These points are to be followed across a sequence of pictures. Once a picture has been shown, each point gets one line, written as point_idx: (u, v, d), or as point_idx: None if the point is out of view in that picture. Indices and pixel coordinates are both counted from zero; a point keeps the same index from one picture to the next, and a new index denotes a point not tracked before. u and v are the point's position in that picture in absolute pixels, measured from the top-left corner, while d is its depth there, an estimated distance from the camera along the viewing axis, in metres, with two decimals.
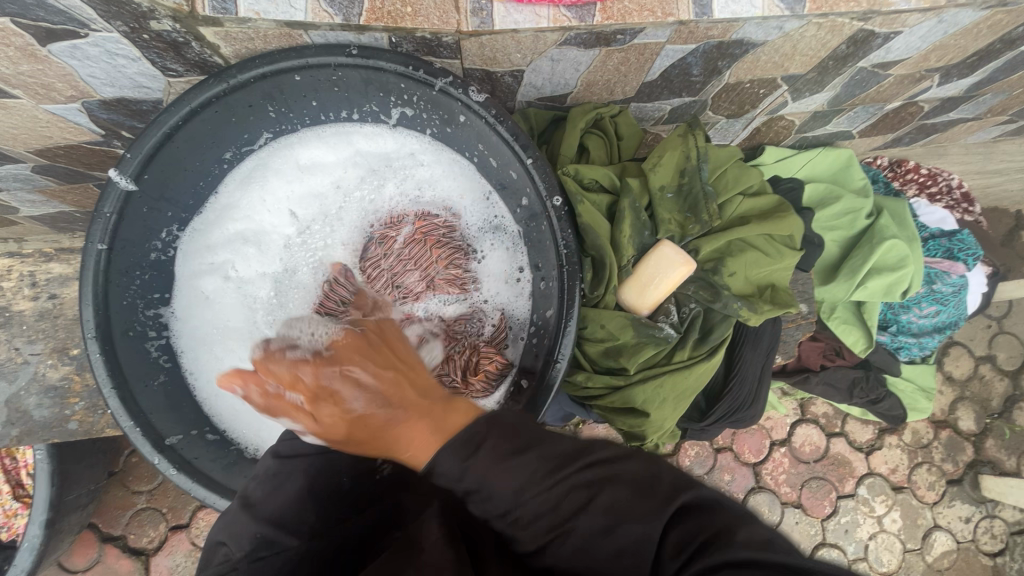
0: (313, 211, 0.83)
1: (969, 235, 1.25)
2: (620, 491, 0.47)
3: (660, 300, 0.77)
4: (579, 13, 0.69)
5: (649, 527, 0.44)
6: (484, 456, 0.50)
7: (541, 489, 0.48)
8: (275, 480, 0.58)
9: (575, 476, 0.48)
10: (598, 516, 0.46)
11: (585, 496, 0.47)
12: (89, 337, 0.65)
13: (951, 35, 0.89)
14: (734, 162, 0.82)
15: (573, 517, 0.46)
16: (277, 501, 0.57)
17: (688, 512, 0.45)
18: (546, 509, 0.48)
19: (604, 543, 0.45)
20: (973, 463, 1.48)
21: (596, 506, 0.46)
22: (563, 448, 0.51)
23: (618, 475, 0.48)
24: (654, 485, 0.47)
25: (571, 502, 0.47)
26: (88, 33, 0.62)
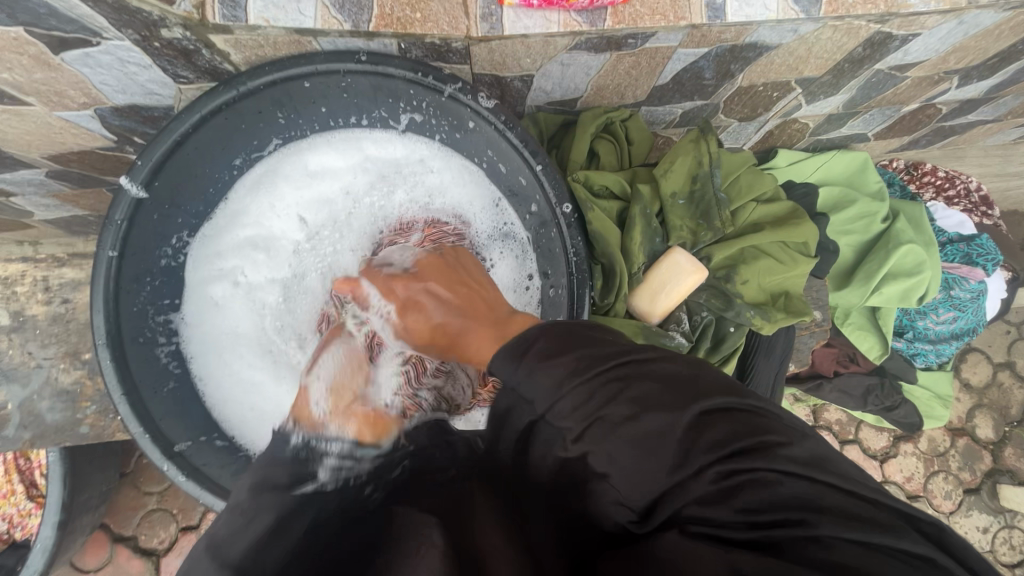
0: (323, 217, 0.83)
1: (988, 240, 1.22)
2: (651, 386, 0.44)
3: (671, 308, 0.76)
4: (589, 18, 0.69)
5: (677, 422, 0.41)
6: (525, 365, 0.49)
7: (575, 381, 0.46)
8: (243, 519, 0.50)
9: (607, 371, 0.46)
10: (626, 405, 0.43)
11: (616, 388, 0.45)
12: (101, 344, 0.66)
13: (971, 37, 0.87)
14: (746, 168, 0.81)
15: (607, 408, 0.44)
16: (246, 540, 0.49)
17: (722, 413, 0.42)
18: (582, 398, 0.45)
19: (630, 432, 0.43)
20: (990, 472, 1.44)
21: (634, 393, 0.44)
22: (602, 350, 0.47)
23: (659, 367, 0.45)
24: (690, 383, 0.44)
25: (602, 395, 0.45)
26: (100, 41, 0.62)
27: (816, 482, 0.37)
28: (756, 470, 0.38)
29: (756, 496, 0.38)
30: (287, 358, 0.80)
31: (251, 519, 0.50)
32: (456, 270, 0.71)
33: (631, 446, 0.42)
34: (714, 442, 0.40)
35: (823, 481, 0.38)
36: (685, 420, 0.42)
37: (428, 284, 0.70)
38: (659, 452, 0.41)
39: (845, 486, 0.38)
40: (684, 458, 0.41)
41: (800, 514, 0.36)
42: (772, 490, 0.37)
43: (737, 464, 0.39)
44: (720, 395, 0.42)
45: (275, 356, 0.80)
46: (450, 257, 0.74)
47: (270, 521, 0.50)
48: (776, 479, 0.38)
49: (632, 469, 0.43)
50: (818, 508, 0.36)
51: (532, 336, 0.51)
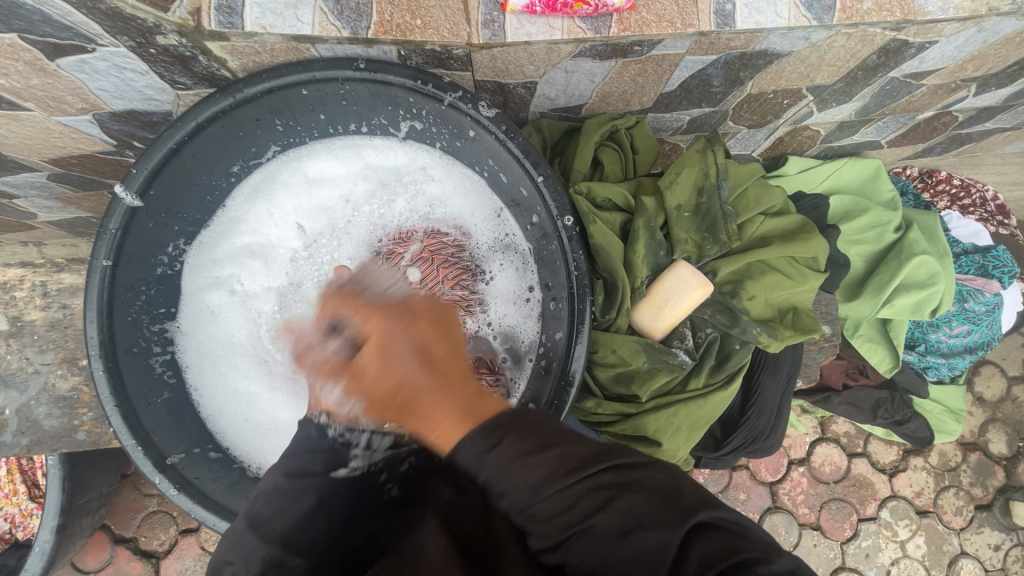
0: (321, 225, 0.82)
1: (1004, 251, 1.20)
2: (640, 498, 0.43)
3: (675, 323, 0.75)
4: (594, 25, 0.67)
5: (661, 545, 0.40)
6: (501, 451, 0.45)
7: (556, 486, 0.44)
8: (283, 500, 0.56)
9: (595, 477, 0.44)
10: (614, 516, 0.42)
11: (604, 496, 0.43)
12: (94, 355, 0.65)
13: (990, 44, 0.84)
14: (755, 180, 0.79)
15: (597, 516, 0.42)
16: (289, 518, 0.56)
17: (710, 531, 0.41)
18: (564, 502, 0.44)
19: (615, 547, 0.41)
20: (1003, 488, 1.41)
21: (638, 496, 0.43)
22: (587, 454, 0.46)
23: (641, 486, 0.44)
24: (677, 496, 0.43)
25: (585, 506, 0.43)
26: (95, 48, 0.61)
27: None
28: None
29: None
30: (281, 370, 0.79)
31: (295, 500, 0.57)
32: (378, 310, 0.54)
33: (619, 574, 0.41)
34: (703, 560, 0.39)
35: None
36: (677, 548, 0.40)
37: (411, 330, 0.51)
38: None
39: None
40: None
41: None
42: None
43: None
44: (715, 508, 0.42)
45: (269, 367, 0.79)
46: (452, 307, 0.57)
47: (314, 504, 0.58)
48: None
49: (617, 563, 0.41)
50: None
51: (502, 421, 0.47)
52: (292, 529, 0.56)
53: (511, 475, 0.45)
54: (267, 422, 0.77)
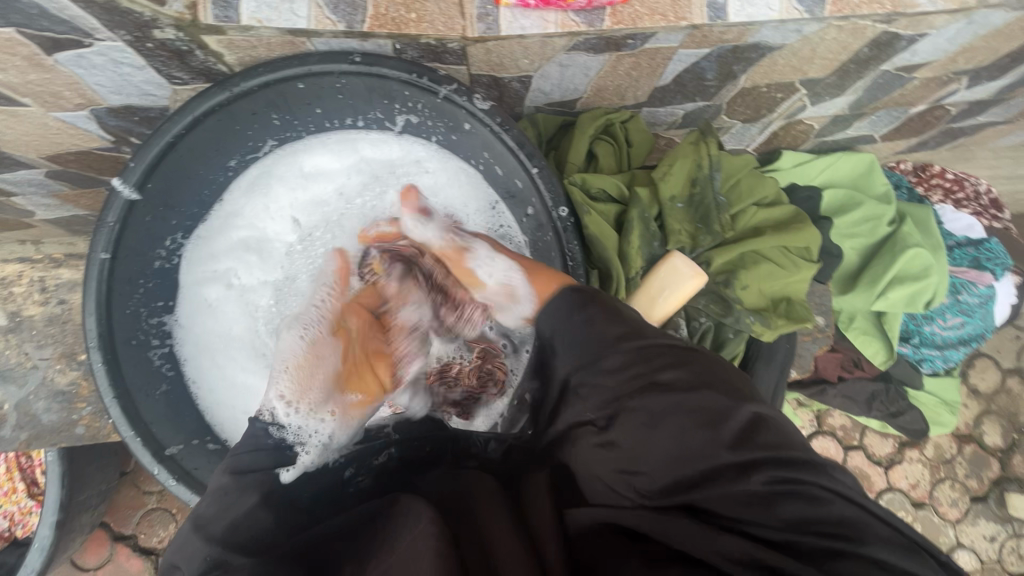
0: (315, 218, 0.83)
1: (996, 244, 1.22)
2: (682, 373, 0.51)
3: (670, 313, 0.73)
4: (588, 18, 0.67)
5: (711, 407, 0.49)
6: (591, 314, 0.56)
7: (624, 354, 0.53)
8: (227, 497, 0.54)
9: (661, 348, 0.53)
10: (670, 381, 0.51)
11: (675, 362, 0.52)
12: (92, 346, 0.66)
13: (980, 37, 0.86)
14: (748, 171, 0.80)
15: (659, 374, 0.51)
16: (232, 516, 0.53)
17: (760, 421, 0.49)
18: (630, 366, 0.53)
19: (671, 404, 0.50)
20: (998, 480, 1.42)
21: (682, 372, 0.51)
22: (660, 333, 0.55)
23: (697, 363, 0.53)
24: (721, 380, 0.51)
25: (660, 363, 0.52)
26: (92, 42, 0.62)
27: (833, 491, 0.45)
28: (801, 483, 0.45)
29: (799, 505, 0.45)
30: None
31: (239, 497, 0.54)
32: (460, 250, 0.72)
33: (674, 432, 0.49)
34: (764, 445, 0.47)
35: (848, 497, 0.45)
36: (736, 414, 0.49)
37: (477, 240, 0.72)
38: (708, 436, 0.48)
39: (854, 502, 0.45)
40: (736, 445, 0.47)
41: (834, 502, 0.44)
42: (819, 506, 0.44)
43: (781, 471, 0.46)
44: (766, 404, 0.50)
45: (267, 360, 0.80)
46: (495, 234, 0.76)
47: (257, 501, 0.54)
48: (820, 496, 0.45)
49: (666, 436, 0.49)
50: (847, 525, 0.43)
51: (586, 295, 0.58)
52: (236, 524, 0.52)
53: (582, 344, 0.55)
54: None
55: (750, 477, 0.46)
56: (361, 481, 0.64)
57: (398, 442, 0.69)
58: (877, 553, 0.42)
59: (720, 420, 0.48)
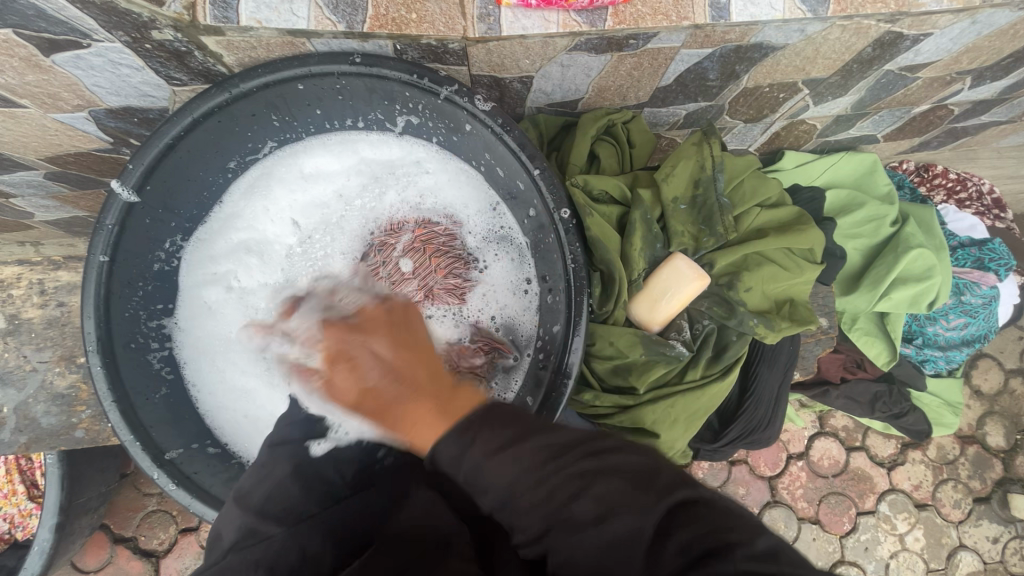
0: (315, 220, 0.82)
1: (1000, 244, 1.19)
2: (596, 492, 0.41)
3: (672, 315, 0.75)
4: (589, 18, 0.67)
5: (626, 523, 0.39)
6: (475, 450, 0.44)
7: (532, 477, 0.42)
8: (268, 472, 0.61)
9: (569, 467, 0.43)
10: (587, 505, 0.41)
11: (582, 483, 0.42)
12: (91, 350, 0.65)
13: (984, 36, 0.85)
14: (752, 172, 0.79)
15: (568, 503, 0.41)
16: (270, 489, 0.59)
17: (686, 518, 0.40)
18: (535, 489, 0.42)
19: (588, 537, 0.40)
20: (1001, 481, 1.41)
21: (591, 492, 0.41)
22: (562, 440, 0.44)
23: (606, 470, 0.42)
24: (649, 480, 0.42)
25: (564, 491, 0.42)
26: (91, 43, 0.61)
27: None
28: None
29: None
30: None
31: (280, 479, 0.60)
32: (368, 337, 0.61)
33: (587, 560, 0.40)
34: (681, 550, 0.38)
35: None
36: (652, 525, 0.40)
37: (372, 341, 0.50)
38: (626, 565, 0.39)
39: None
40: (653, 565, 0.38)
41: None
42: None
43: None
44: (681, 489, 0.41)
45: None
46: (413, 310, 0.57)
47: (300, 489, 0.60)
48: None
49: (582, 565, 0.40)
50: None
51: (476, 417, 0.45)
52: (273, 501, 0.58)
53: (480, 468, 0.43)
54: (266, 418, 0.77)
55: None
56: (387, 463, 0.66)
57: None
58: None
59: (637, 542, 0.39)
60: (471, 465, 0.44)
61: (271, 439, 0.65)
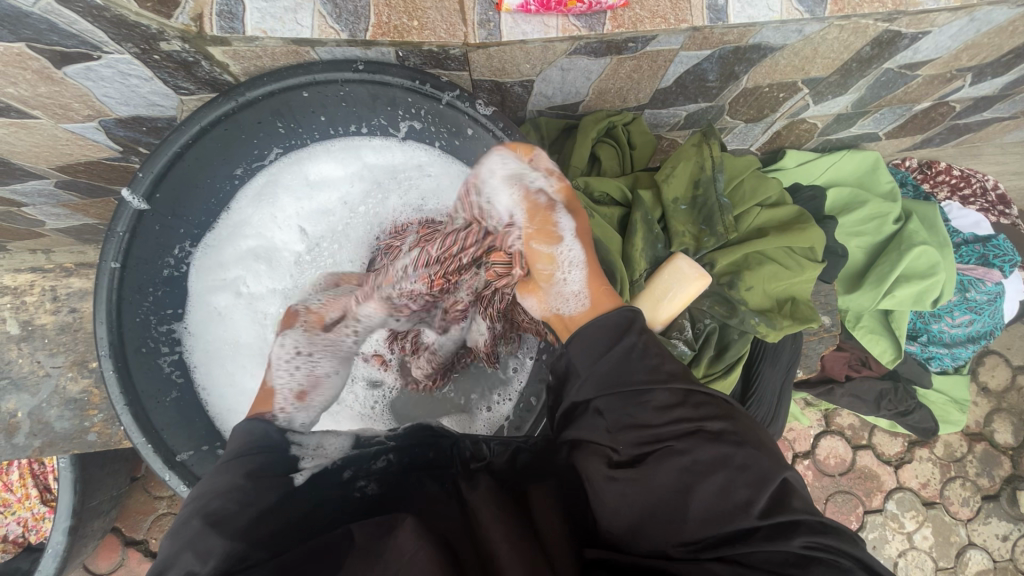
0: (322, 228, 0.85)
1: (1004, 241, 1.20)
2: (741, 426, 0.48)
3: (675, 314, 0.73)
4: (588, 22, 0.68)
5: (759, 462, 0.46)
6: (636, 344, 0.53)
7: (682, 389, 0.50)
8: (244, 496, 0.50)
9: (699, 411, 0.49)
10: (726, 432, 0.47)
11: (721, 412, 0.49)
12: (103, 354, 0.67)
13: (984, 33, 0.85)
14: (751, 172, 0.80)
15: (706, 422, 0.48)
16: (250, 514, 0.49)
17: (794, 487, 0.46)
18: (677, 400, 0.50)
19: (723, 454, 0.46)
20: (1010, 478, 1.41)
21: (729, 424, 0.48)
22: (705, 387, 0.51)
23: (741, 420, 0.49)
24: (774, 451, 0.48)
25: (707, 413, 0.49)
26: (101, 55, 0.63)
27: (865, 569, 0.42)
28: (834, 553, 0.42)
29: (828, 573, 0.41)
30: None
31: (254, 499, 0.50)
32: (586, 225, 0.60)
33: (713, 477, 0.45)
34: (800, 509, 0.44)
35: None
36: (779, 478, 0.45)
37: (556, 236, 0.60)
38: (747, 493, 0.44)
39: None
40: (773, 508, 0.44)
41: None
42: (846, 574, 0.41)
43: (817, 538, 0.42)
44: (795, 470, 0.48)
45: None
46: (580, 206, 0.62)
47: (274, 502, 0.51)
48: (849, 568, 0.41)
49: (700, 482, 0.46)
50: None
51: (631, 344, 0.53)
52: (251, 524, 0.48)
53: (634, 371, 0.52)
54: None
55: (787, 541, 0.42)
56: (367, 485, 0.58)
57: (397, 449, 0.64)
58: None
59: (762, 482, 0.45)
60: (635, 364, 0.52)
61: (247, 468, 0.53)
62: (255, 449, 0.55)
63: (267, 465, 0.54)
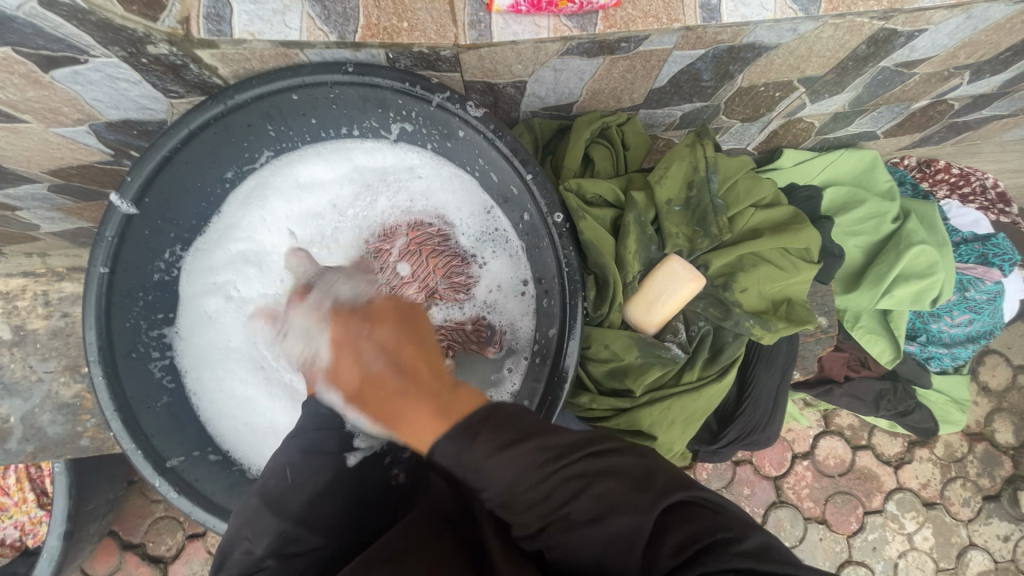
0: (312, 231, 0.83)
1: (1004, 240, 1.19)
2: (615, 483, 0.43)
3: (668, 317, 0.75)
4: (580, 22, 0.67)
5: (632, 519, 0.41)
6: (476, 449, 0.46)
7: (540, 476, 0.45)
8: (297, 479, 0.58)
9: (570, 468, 0.45)
10: (592, 503, 0.43)
11: (583, 482, 0.44)
12: (93, 360, 0.67)
13: (982, 31, 0.85)
14: (745, 172, 0.79)
15: (573, 499, 0.44)
16: (306, 492, 0.58)
17: (680, 508, 0.42)
18: (536, 488, 0.45)
19: (594, 533, 0.42)
20: (1011, 478, 1.40)
21: (598, 487, 0.43)
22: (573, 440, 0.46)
23: (616, 465, 0.45)
24: (649, 481, 0.44)
25: (566, 491, 0.44)
26: (88, 59, 0.62)
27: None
28: (726, 572, 0.37)
29: None
30: (278, 375, 0.79)
31: (311, 477, 0.60)
32: (404, 334, 0.55)
33: (593, 545, 0.42)
34: (681, 544, 0.39)
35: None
36: (650, 522, 0.41)
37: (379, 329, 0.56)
38: (628, 552, 0.41)
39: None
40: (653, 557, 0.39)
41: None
42: None
43: (707, 565, 0.37)
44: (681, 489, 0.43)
45: (266, 373, 0.80)
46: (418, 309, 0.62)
47: (328, 481, 0.61)
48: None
49: (590, 545, 0.42)
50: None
51: (477, 419, 0.47)
52: (306, 506, 0.57)
53: (484, 472, 0.45)
54: (266, 425, 0.79)
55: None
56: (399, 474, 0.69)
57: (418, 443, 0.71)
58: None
59: (636, 535, 0.41)
60: (484, 470, 0.45)
61: (300, 444, 0.61)
62: (313, 427, 0.63)
63: (326, 446, 0.63)
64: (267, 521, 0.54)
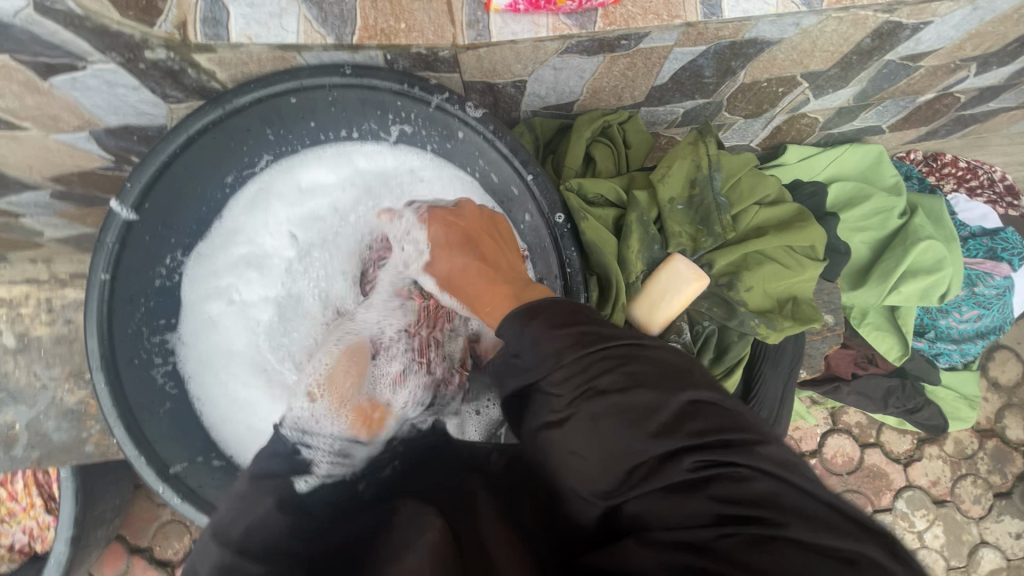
0: (314, 236, 0.82)
1: (1014, 233, 1.17)
2: (647, 367, 0.46)
3: (673, 317, 0.73)
4: (579, 20, 0.66)
5: (660, 398, 0.44)
6: (532, 328, 0.50)
7: (575, 355, 0.47)
8: (243, 503, 0.53)
9: (604, 351, 0.47)
10: (619, 376, 0.45)
11: (615, 361, 0.46)
12: (95, 367, 0.67)
13: (988, 22, 0.83)
14: (749, 170, 0.78)
15: (597, 376, 0.46)
16: (248, 521, 0.51)
17: (706, 407, 0.44)
18: (570, 367, 0.47)
19: (618, 401, 0.44)
20: (1023, 475, 1.38)
21: (627, 372, 0.46)
22: (609, 330, 0.48)
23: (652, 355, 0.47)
24: (683, 372, 0.46)
25: (600, 365, 0.46)
26: (85, 65, 0.62)
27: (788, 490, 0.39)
28: (733, 467, 0.40)
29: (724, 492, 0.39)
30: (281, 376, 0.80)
31: (252, 505, 0.53)
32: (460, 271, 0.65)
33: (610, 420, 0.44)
34: (697, 432, 0.42)
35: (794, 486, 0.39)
36: (671, 407, 0.43)
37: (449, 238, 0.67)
38: (638, 431, 0.43)
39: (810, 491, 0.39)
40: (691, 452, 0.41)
41: (794, 459, 0.42)
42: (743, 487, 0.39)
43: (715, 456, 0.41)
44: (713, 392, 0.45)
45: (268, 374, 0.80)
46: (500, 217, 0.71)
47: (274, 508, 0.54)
48: (744, 477, 0.40)
49: (612, 435, 0.44)
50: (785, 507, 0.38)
51: (539, 305, 0.53)
52: (251, 532, 0.51)
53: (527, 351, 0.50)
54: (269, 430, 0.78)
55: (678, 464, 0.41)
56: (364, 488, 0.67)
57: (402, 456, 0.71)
58: (799, 534, 0.37)
59: (651, 416, 0.43)
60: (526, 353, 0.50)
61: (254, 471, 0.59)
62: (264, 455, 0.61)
63: (274, 468, 0.60)
64: (209, 552, 0.48)
